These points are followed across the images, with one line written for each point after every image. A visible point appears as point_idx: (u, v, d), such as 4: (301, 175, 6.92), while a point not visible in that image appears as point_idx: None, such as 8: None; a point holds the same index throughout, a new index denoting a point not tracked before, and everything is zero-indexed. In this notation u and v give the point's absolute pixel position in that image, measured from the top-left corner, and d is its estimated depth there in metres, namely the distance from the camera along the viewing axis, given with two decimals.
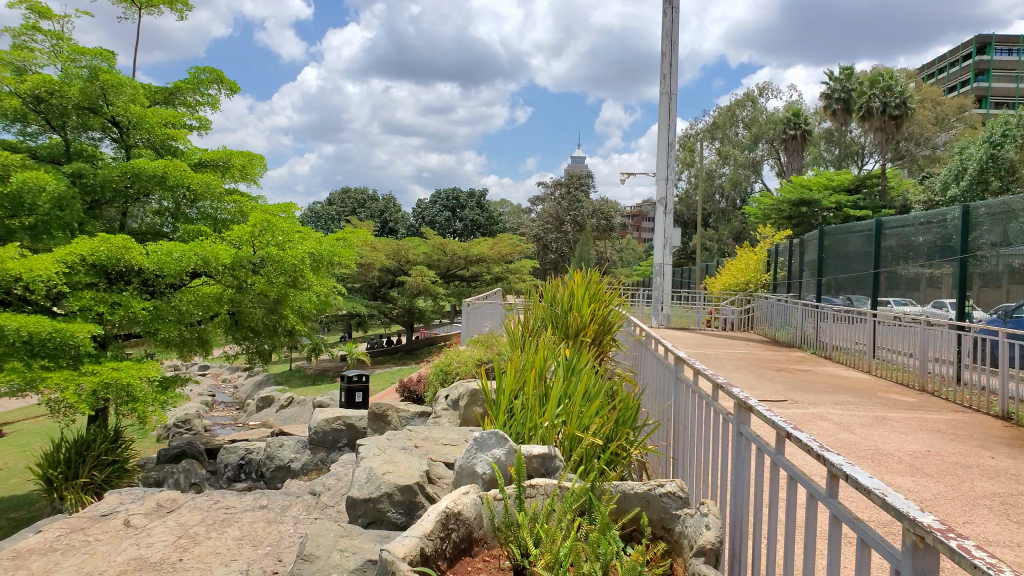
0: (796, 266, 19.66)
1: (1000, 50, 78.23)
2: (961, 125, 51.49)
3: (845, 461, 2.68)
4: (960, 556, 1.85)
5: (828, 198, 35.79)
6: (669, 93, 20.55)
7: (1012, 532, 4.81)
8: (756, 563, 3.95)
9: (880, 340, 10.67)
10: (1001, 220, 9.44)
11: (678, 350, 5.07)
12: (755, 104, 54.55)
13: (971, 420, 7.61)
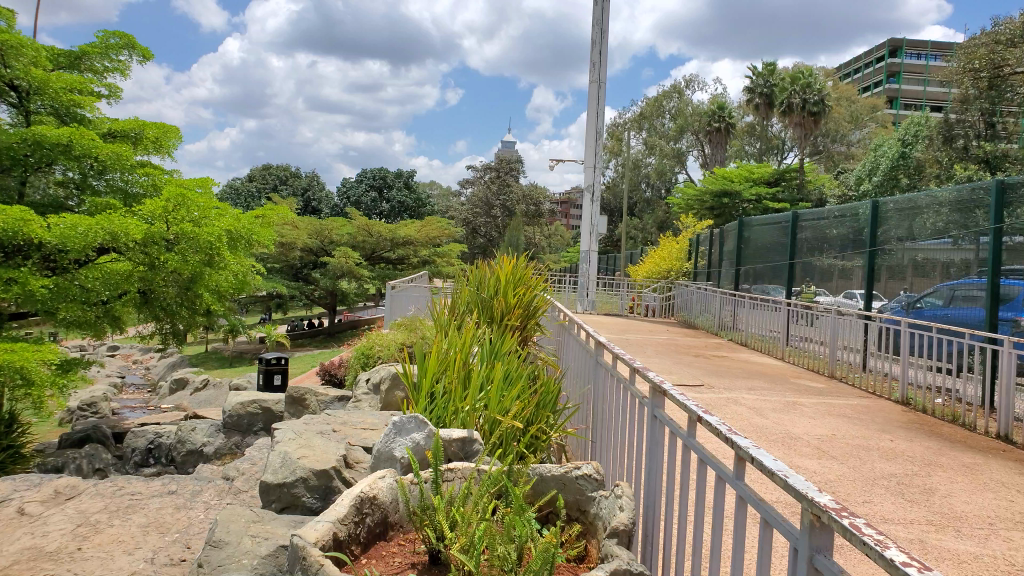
0: (716, 254, 20.27)
1: (911, 53, 81.77)
2: (874, 124, 53.93)
3: (751, 444, 2.79)
4: (852, 533, 1.95)
5: (748, 190, 37.05)
6: (598, 81, 20.72)
7: (906, 510, 5.16)
8: (666, 545, 4.10)
9: (793, 328, 11.09)
10: (908, 216, 9.91)
11: (600, 336, 5.13)
12: (682, 96, 55.63)
13: (874, 405, 8.03)
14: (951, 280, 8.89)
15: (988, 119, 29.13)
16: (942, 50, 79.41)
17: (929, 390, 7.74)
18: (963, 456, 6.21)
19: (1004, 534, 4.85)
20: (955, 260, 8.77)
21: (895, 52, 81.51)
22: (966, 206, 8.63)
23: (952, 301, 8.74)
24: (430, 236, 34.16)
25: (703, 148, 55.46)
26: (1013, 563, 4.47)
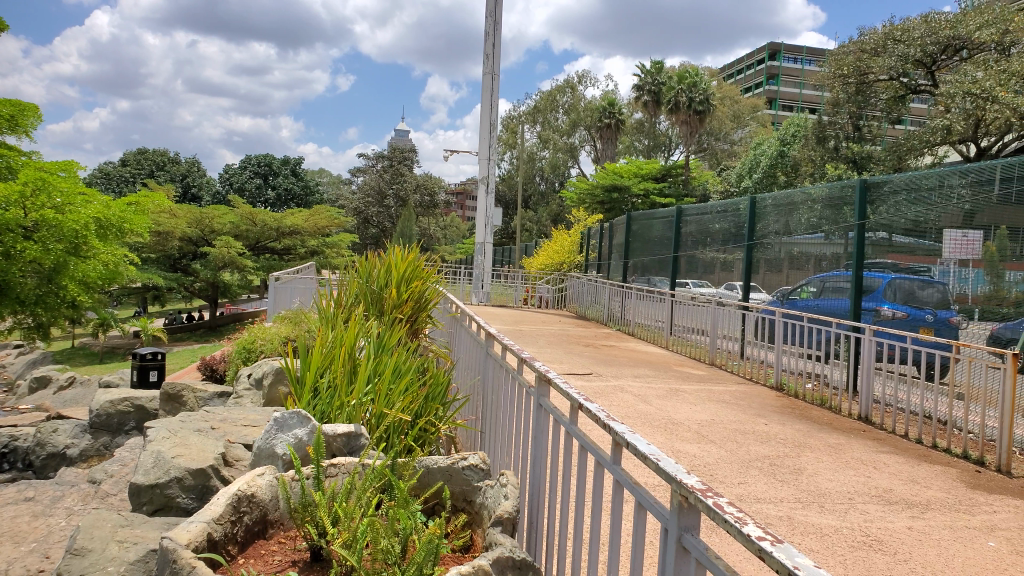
0: (606, 247, 20.86)
1: (788, 57, 86.53)
2: (753, 123, 56.77)
3: (628, 430, 2.92)
4: (715, 511, 2.07)
5: (637, 185, 38.45)
6: (491, 73, 20.80)
7: (776, 489, 5.50)
8: (550, 531, 4.22)
9: (677, 318, 11.56)
10: (784, 212, 10.49)
11: (490, 327, 5.18)
12: (575, 92, 56.61)
13: (752, 391, 8.50)
14: (822, 272, 9.54)
15: (855, 122, 31.34)
16: (815, 55, 84.60)
17: (800, 376, 8.28)
18: (829, 436, 6.67)
19: (861, 507, 5.29)
20: (826, 253, 9.40)
21: (774, 55, 86.09)
22: (836, 203, 9.24)
23: (823, 292, 9.40)
24: (319, 225, 33.33)
25: (595, 143, 56.64)
26: (868, 535, 4.91)
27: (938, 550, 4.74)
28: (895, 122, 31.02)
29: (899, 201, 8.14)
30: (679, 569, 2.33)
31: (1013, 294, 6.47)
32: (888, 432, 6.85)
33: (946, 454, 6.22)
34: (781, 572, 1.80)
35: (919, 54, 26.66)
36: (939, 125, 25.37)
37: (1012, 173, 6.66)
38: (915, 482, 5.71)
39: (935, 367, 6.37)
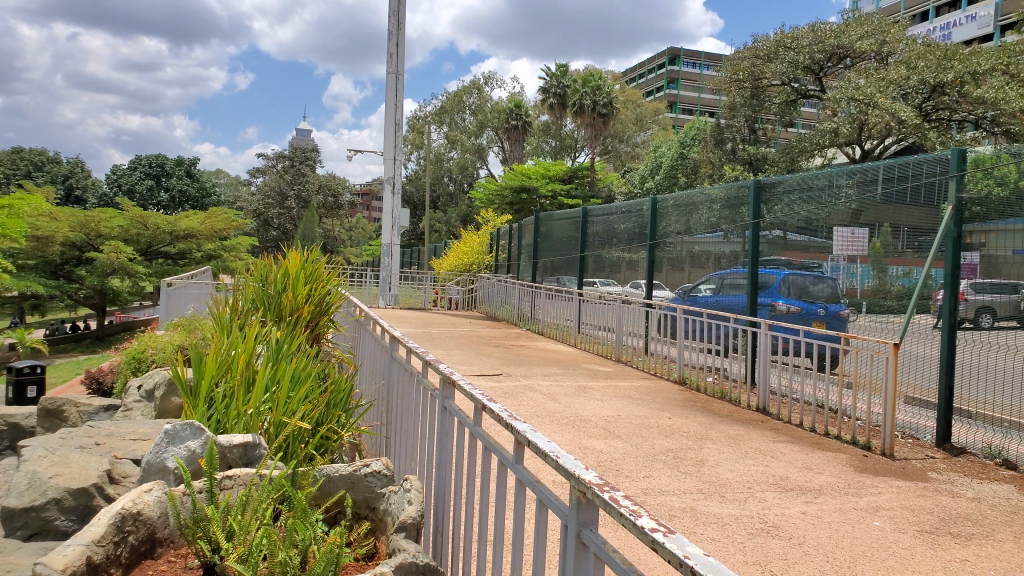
0: (515, 248, 21.15)
1: (688, 62, 88.35)
2: (655, 126, 58.14)
3: (529, 429, 2.99)
4: (611, 506, 2.16)
5: (545, 186, 39.30)
6: (394, 73, 20.99)
7: (679, 481, 5.67)
8: (456, 534, 4.24)
9: (584, 317, 11.78)
10: (685, 212, 10.84)
11: (394, 331, 5.19)
12: (481, 93, 56.94)
13: (657, 385, 8.77)
14: (720, 270, 9.97)
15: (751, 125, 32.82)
16: (713, 61, 87.46)
17: (702, 369, 8.59)
18: (729, 428, 6.94)
19: (760, 495, 5.52)
20: (725, 252, 9.82)
21: (674, 60, 88.19)
22: (733, 203, 9.67)
23: (722, 288, 9.85)
24: (215, 228, 31.92)
25: (503, 144, 56.83)
26: (766, 521, 5.14)
27: (830, 532, 5.02)
28: (787, 126, 32.72)
29: (793, 201, 8.61)
30: (578, 564, 2.38)
31: (896, 288, 7.03)
32: (785, 422, 7.19)
33: (838, 441, 6.58)
34: (672, 561, 1.90)
35: (808, 60, 29.75)
36: (828, 128, 27.24)
37: (893, 173, 7.21)
38: (809, 469, 6.01)
39: (826, 357, 6.73)
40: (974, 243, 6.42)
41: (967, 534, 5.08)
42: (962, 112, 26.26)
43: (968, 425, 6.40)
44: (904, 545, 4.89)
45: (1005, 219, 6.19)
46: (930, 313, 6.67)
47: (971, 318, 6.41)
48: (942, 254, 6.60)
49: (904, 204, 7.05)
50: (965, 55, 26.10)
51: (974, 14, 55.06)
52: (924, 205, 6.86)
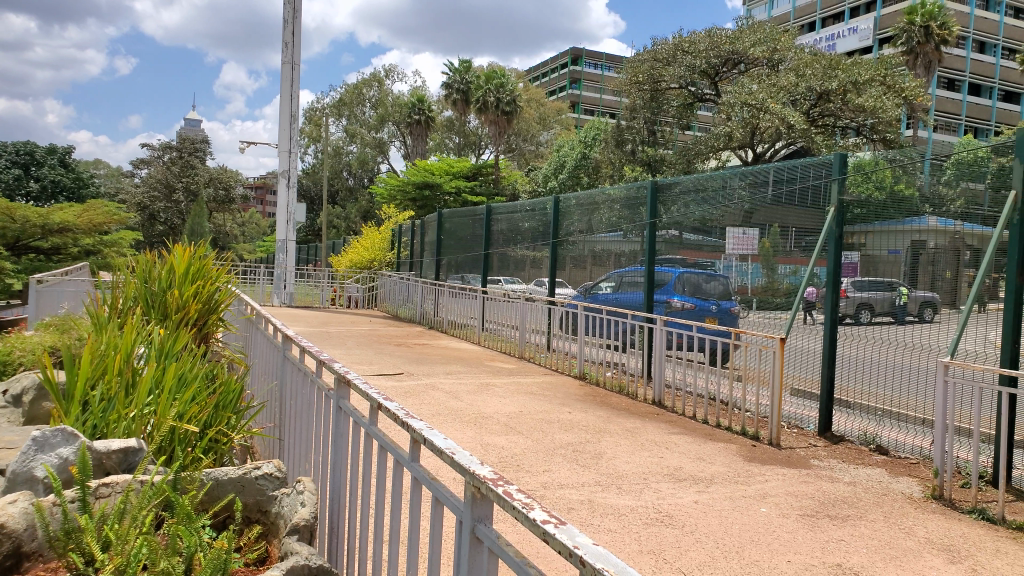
0: (418, 245, 21.04)
1: (591, 63, 88.77)
2: (558, 126, 58.30)
3: (425, 426, 3.01)
4: (506, 500, 2.23)
5: (448, 183, 39.32)
6: (290, 64, 20.75)
7: (579, 474, 5.78)
8: (351, 535, 4.16)
9: (488, 315, 11.81)
10: (587, 211, 11.07)
11: (289, 330, 5.16)
12: (382, 86, 56.09)
13: (558, 381, 8.91)
14: (620, 268, 10.24)
15: (650, 127, 33.34)
16: (613, 62, 88.34)
17: (601, 365, 8.80)
18: (626, 421, 7.12)
19: (655, 486, 5.70)
20: (625, 251, 10.11)
21: (576, 60, 88.68)
22: (633, 203, 9.96)
23: (621, 286, 10.12)
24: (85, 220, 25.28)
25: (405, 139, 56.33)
26: (660, 511, 5.31)
27: (720, 519, 5.24)
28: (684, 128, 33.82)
29: (688, 202, 8.98)
30: (473, 560, 2.43)
31: (785, 285, 7.58)
32: (679, 415, 7.47)
33: (729, 432, 6.87)
34: (562, 552, 1.96)
35: (704, 64, 30.74)
36: (722, 132, 28.42)
37: (783, 176, 7.67)
38: (701, 459, 6.25)
39: (719, 352, 7.02)
40: (854, 243, 6.97)
41: (843, 515, 5.42)
42: (846, 119, 28.34)
43: (846, 414, 6.91)
44: (787, 528, 5.16)
45: (881, 221, 6.75)
46: (813, 309, 7.22)
47: (851, 313, 6.90)
48: (825, 253, 7.15)
49: (793, 207, 7.54)
50: (847, 66, 28.35)
51: (854, 27, 58.85)
52: (811, 207, 7.35)
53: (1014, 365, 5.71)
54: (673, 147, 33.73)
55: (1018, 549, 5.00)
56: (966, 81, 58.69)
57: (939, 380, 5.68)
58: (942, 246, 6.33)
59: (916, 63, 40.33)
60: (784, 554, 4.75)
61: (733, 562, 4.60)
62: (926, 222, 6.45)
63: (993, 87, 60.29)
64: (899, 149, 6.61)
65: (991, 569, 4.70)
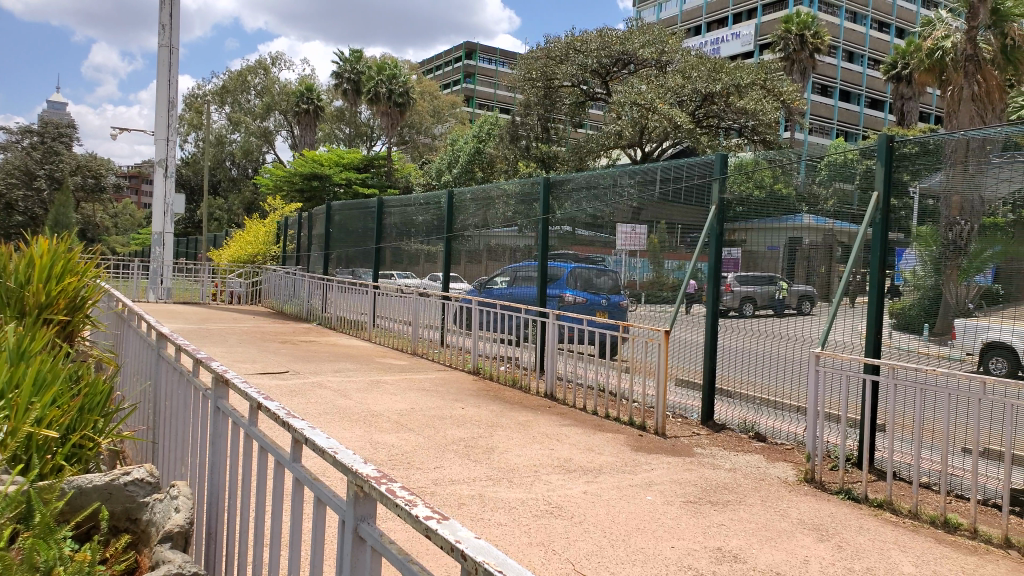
0: (304, 239, 20.77)
1: (484, 58, 88.23)
2: (453, 120, 57.25)
3: (306, 426, 2.94)
4: (387, 498, 2.23)
5: (337, 174, 39.17)
6: (168, 46, 19.90)
7: (470, 469, 5.80)
8: (230, 540, 3.99)
9: (379, 310, 11.68)
10: (481, 206, 11.20)
11: (163, 328, 4.97)
12: (268, 74, 54.21)
13: (451, 376, 8.95)
14: (515, 263, 10.46)
15: (544, 124, 34.04)
16: (506, 58, 88.01)
17: (494, 359, 8.90)
18: (519, 415, 7.22)
19: (545, 478, 5.80)
20: (520, 246, 10.32)
21: (471, 54, 87.70)
22: (527, 198, 10.18)
23: (515, 280, 10.33)
24: None
25: (292, 129, 55.08)
26: (550, 502, 5.41)
27: (608, 509, 5.39)
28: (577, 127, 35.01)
29: (580, 198, 9.26)
30: (356, 560, 2.42)
31: (671, 280, 7.94)
32: (569, 406, 7.67)
33: (617, 423, 7.10)
34: (443, 547, 1.98)
35: (596, 64, 32.07)
36: (613, 130, 29.28)
37: (670, 174, 8.02)
38: (590, 450, 6.41)
39: (608, 345, 7.22)
40: (736, 240, 7.39)
41: (724, 501, 5.68)
42: (729, 120, 29.77)
43: (726, 403, 7.28)
44: (671, 515, 5.36)
45: (760, 218, 7.17)
46: (699, 303, 7.60)
47: (736, 306, 7.28)
48: (707, 249, 7.57)
49: (680, 204, 7.93)
50: (731, 69, 29.69)
51: (737, 32, 62.09)
52: (696, 204, 7.77)
53: (877, 354, 6.18)
54: (566, 145, 34.65)
55: (878, 525, 5.42)
56: (837, 88, 62.75)
57: (811, 369, 6.04)
58: (816, 243, 6.73)
59: (792, 69, 42.74)
60: (668, 540, 4.95)
61: (620, 550, 4.74)
62: (802, 221, 6.84)
63: (860, 94, 64.69)
64: (777, 151, 7.03)
65: (855, 545, 5.06)
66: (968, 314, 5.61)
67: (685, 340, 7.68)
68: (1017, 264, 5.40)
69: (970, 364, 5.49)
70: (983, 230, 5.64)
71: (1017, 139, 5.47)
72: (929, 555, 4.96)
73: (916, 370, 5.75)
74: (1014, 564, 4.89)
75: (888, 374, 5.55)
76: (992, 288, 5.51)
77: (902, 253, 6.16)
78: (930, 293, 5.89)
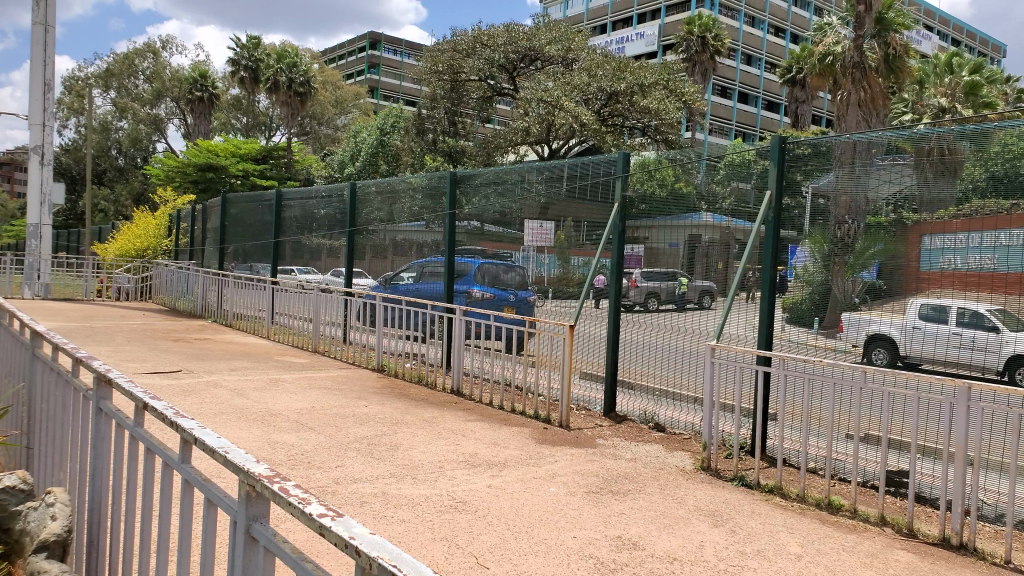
0: (197, 232, 20.14)
1: (388, 49, 85.85)
2: (357, 110, 56.45)
3: (196, 425, 2.80)
4: (280, 496, 2.19)
5: (234, 166, 37.69)
6: (42, 24, 18.99)
7: (372, 467, 5.76)
8: (112, 549, 3.77)
9: (277, 306, 11.41)
10: (387, 200, 11.15)
11: (39, 326, 4.67)
12: (157, 57, 51.71)
13: (354, 374, 8.87)
14: (423, 258, 10.50)
15: (451, 118, 33.92)
16: (413, 50, 86.73)
17: (399, 356, 8.90)
18: (424, 411, 7.22)
19: (449, 473, 5.81)
20: (427, 241, 10.37)
21: (375, 45, 85.18)
22: (434, 193, 10.22)
23: (422, 276, 10.35)
24: None
25: (185, 117, 52.81)
26: (454, 497, 5.43)
27: (512, 502, 5.45)
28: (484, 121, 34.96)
29: (488, 193, 9.37)
30: (250, 561, 2.35)
31: (578, 275, 8.13)
32: (476, 402, 7.75)
33: (523, 416, 7.22)
34: (337, 544, 1.95)
35: (502, 59, 32.24)
36: (520, 126, 29.48)
37: (576, 172, 8.21)
38: (495, 444, 6.47)
39: (514, 340, 7.28)
40: (638, 237, 7.62)
41: (625, 490, 5.85)
42: (634, 120, 30.50)
43: (628, 395, 7.51)
44: (574, 506, 5.48)
45: (662, 216, 7.39)
46: (603, 298, 7.82)
47: (640, 301, 7.46)
48: (610, 246, 7.78)
49: (587, 202, 8.13)
50: (635, 68, 30.26)
51: (642, 32, 63.61)
52: (602, 202, 7.98)
53: (769, 346, 6.49)
54: (473, 139, 34.62)
55: (769, 509, 5.71)
56: (736, 90, 65.21)
57: (708, 361, 6.27)
58: (715, 239, 6.99)
59: (694, 70, 44.19)
60: (571, 531, 5.05)
61: (523, 542, 4.81)
62: (702, 218, 7.08)
63: (757, 96, 67.41)
64: (679, 150, 7.23)
65: (746, 529, 5.31)
66: (854, 307, 5.98)
67: (590, 334, 7.86)
68: (897, 260, 5.78)
69: (855, 355, 5.89)
70: (868, 228, 6.01)
71: (897, 144, 5.86)
72: (815, 535, 5.27)
73: (805, 361, 6.06)
74: (888, 540, 5.26)
75: (779, 364, 5.82)
76: (876, 283, 5.89)
77: (794, 250, 6.48)
78: (820, 287, 6.24)
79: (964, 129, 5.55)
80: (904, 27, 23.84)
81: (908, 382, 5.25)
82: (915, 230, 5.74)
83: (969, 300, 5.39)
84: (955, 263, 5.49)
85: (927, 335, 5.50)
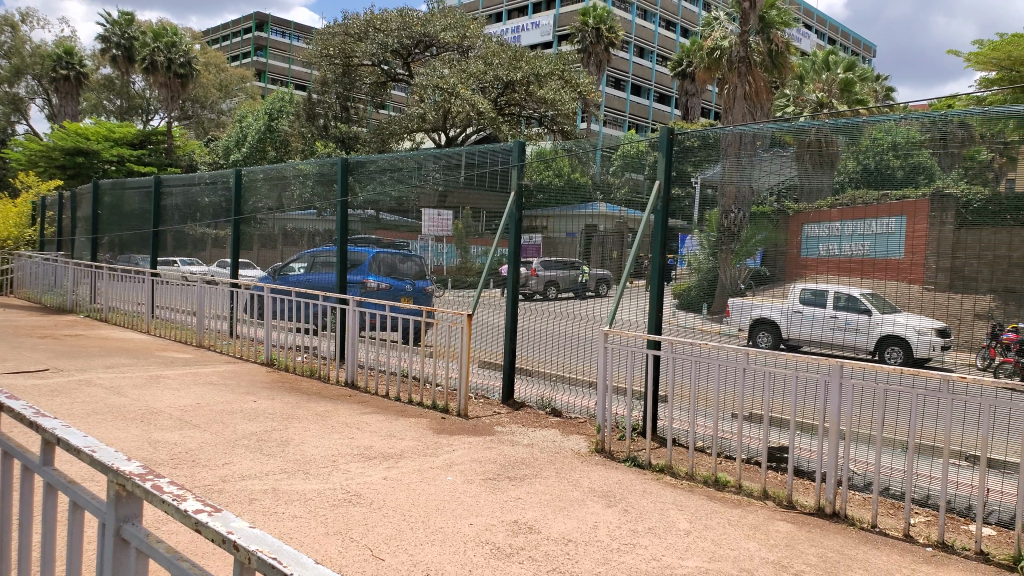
0: (65, 221, 18.91)
1: (276, 31, 82.57)
2: (242, 95, 54.22)
3: (59, 425, 2.62)
4: (153, 495, 2.09)
5: (107, 150, 36.03)
6: None
7: (262, 463, 5.62)
8: None
9: (157, 299, 10.89)
10: (276, 187, 10.83)
11: None
12: (16, 32, 47.95)
13: (242, 369, 8.63)
14: (314, 248, 10.26)
15: (342, 103, 33.22)
16: (303, 33, 83.86)
17: (290, 350, 8.72)
18: (317, 405, 7.10)
19: (343, 467, 5.74)
20: (319, 229, 10.13)
21: (262, 27, 81.43)
22: (325, 180, 10.00)
23: (314, 266, 10.11)
24: None
25: (50, 97, 49.20)
26: (348, 490, 5.36)
27: (407, 492, 5.43)
28: (378, 107, 34.31)
29: (384, 180, 9.24)
30: (118, 561, 2.23)
31: (476, 265, 8.18)
32: (372, 394, 7.68)
33: (420, 407, 7.22)
34: (213, 540, 1.90)
35: (396, 44, 31.71)
36: (415, 113, 29.21)
37: (473, 160, 8.22)
38: (391, 436, 6.43)
39: (411, 330, 7.22)
40: (535, 227, 7.75)
41: (521, 475, 5.94)
42: (529, 110, 30.63)
43: (527, 381, 7.65)
44: (470, 493, 5.53)
45: (560, 206, 7.53)
46: (501, 287, 7.90)
47: (540, 290, 7.58)
48: (507, 235, 7.85)
49: (484, 190, 8.16)
50: (530, 58, 30.39)
51: (537, 22, 64.10)
52: (499, 190, 8.02)
53: (659, 331, 6.71)
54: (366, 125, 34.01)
55: (660, 488, 5.94)
56: (628, 82, 66.74)
57: (602, 347, 6.43)
58: (610, 229, 7.18)
59: (588, 62, 44.90)
60: (467, 518, 5.10)
61: (419, 532, 4.81)
62: (597, 209, 7.27)
63: (649, 90, 69.27)
64: (574, 141, 7.35)
65: (638, 508, 5.51)
66: (740, 293, 6.26)
67: (488, 322, 7.93)
68: (779, 247, 6.09)
69: (740, 339, 6.17)
70: (753, 218, 6.31)
71: (780, 137, 6.16)
72: (703, 511, 5.53)
73: (691, 345, 6.31)
74: (770, 512, 5.57)
75: (668, 348, 6.04)
76: (759, 270, 6.18)
77: (684, 239, 6.69)
78: (708, 274, 6.50)
79: (839, 124, 5.87)
80: (785, 24, 25.35)
81: (786, 361, 5.56)
82: (796, 220, 6.07)
83: (843, 284, 5.76)
84: (832, 250, 5.82)
85: (809, 319, 5.84)
